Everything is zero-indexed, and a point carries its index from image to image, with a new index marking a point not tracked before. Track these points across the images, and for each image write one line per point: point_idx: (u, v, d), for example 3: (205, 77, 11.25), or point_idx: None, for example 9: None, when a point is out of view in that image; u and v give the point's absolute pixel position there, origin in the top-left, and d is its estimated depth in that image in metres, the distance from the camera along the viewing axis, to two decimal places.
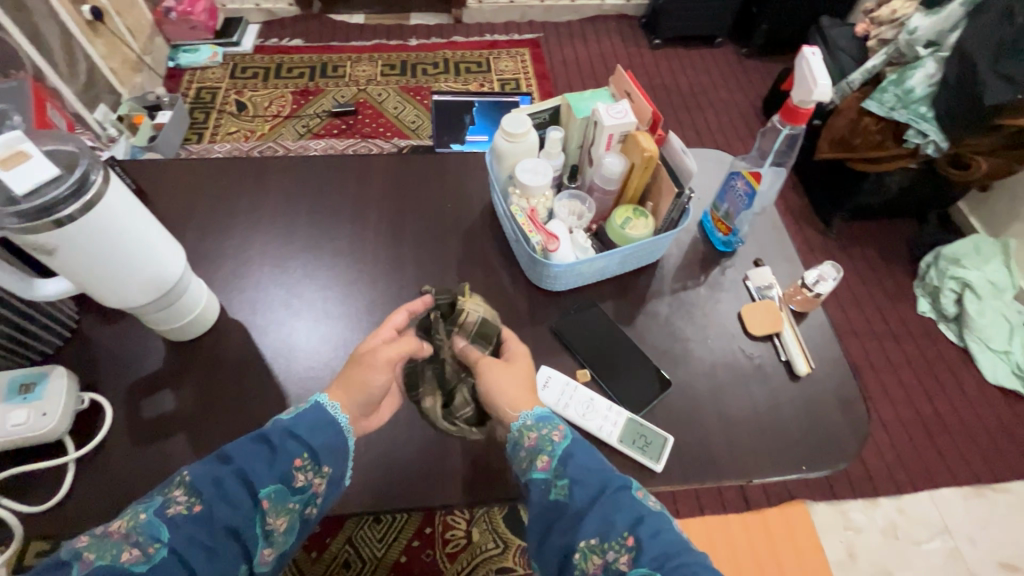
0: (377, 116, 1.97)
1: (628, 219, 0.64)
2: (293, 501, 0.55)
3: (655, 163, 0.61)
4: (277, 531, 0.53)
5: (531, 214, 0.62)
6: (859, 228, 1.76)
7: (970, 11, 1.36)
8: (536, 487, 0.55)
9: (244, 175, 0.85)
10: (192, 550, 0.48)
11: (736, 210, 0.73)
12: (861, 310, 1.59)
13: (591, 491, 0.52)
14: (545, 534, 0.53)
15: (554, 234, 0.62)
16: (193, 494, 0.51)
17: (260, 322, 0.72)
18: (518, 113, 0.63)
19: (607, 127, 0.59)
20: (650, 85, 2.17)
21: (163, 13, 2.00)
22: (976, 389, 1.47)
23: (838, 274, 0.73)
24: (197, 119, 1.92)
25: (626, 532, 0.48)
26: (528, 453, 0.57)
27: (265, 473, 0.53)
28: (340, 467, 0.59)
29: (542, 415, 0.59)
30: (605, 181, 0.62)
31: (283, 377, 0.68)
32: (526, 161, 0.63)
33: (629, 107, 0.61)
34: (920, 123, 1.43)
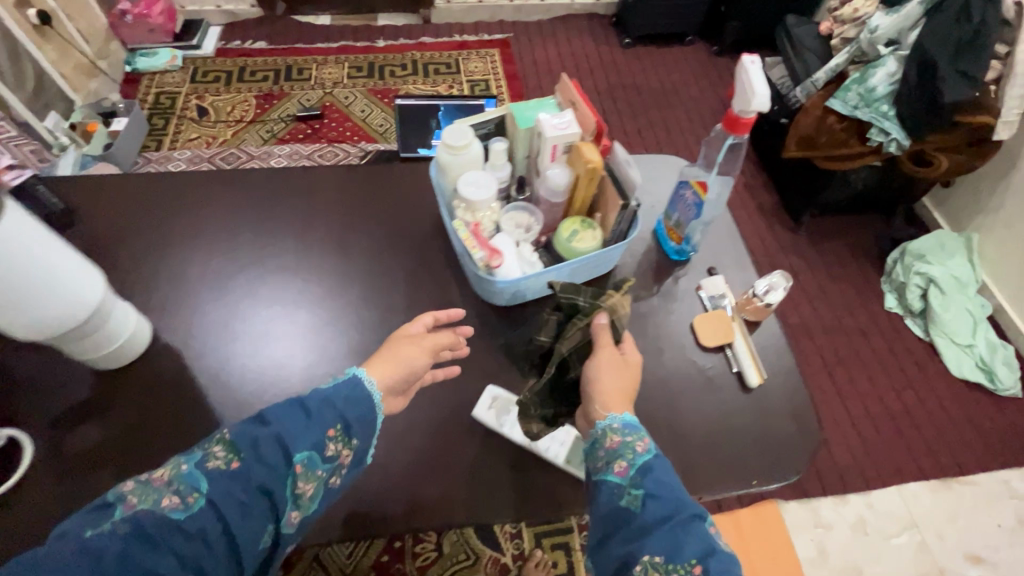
0: (344, 120, 1.93)
1: (575, 231, 0.62)
2: (322, 469, 0.53)
3: (600, 174, 0.59)
4: (305, 496, 0.52)
5: (474, 228, 0.60)
6: (827, 224, 1.77)
7: (928, 10, 1.38)
8: (607, 488, 0.56)
9: (182, 189, 0.81)
10: (230, 505, 0.47)
11: (686, 219, 0.70)
12: (830, 306, 1.60)
13: (665, 511, 0.52)
14: (605, 531, 0.54)
15: (498, 249, 0.60)
16: (232, 452, 0.49)
17: (196, 346, 0.69)
18: (460, 124, 0.61)
19: (550, 139, 0.58)
20: (621, 84, 2.16)
21: (119, 16, 1.94)
22: (942, 382, 1.48)
23: (787, 283, 0.73)
24: (156, 125, 1.86)
25: (693, 559, 0.48)
26: (606, 454, 0.58)
27: (302, 437, 0.52)
28: (370, 440, 0.58)
29: (630, 422, 0.59)
30: (550, 193, 0.61)
31: (219, 404, 0.65)
32: (470, 173, 0.61)
33: (573, 117, 0.59)
34: (881, 122, 1.45)
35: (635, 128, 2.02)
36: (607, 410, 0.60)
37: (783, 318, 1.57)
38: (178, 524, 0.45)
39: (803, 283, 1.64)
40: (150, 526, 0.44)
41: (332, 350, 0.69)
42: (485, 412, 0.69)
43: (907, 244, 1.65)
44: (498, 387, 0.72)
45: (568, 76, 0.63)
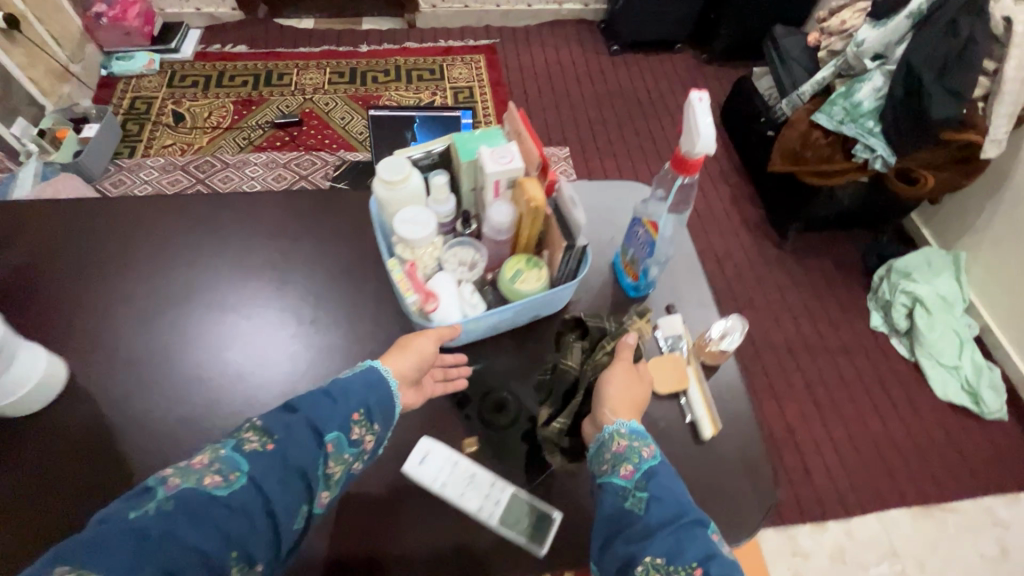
0: (323, 127, 1.89)
1: (519, 271, 0.66)
2: (349, 452, 0.55)
3: (543, 214, 0.61)
4: (333, 478, 0.54)
5: (409, 269, 0.63)
6: (814, 239, 1.74)
7: (916, 24, 1.33)
8: (612, 490, 0.56)
9: (123, 216, 0.78)
10: (268, 482, 0.48)
11: (640, 258, 0.64)
12: (815, 324, 1.57)
13: (669, 514, 0.51)
14: (609, 533, 0.53)
15: (433, 293, 0.64)
16: (266, 434, 0.51)
17: (119, 388, 0.65)
18: (397, 157, 0.62)
19: (489, 181, 0.60)
20: (608, 92, 2.12)
21: (94, 19, 1.90)
22: (927, 404, 1.45)
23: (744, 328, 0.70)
24: (130, 131, 1.82)
25: (694, 562, 0.47)
26: (612, 457, 0.58)
27: (330, 420, 0.54)
28: (388, 427, 0.60)
29: (638, 429, 0.59)
30: (494, 230, 0.63)
31: (133, 454, 0.61)
32: (407, 208, 0.62)
33: (515, 154, 0.60)
34: (867, 137, 1.42)
35: (621, 138, 1.99)
36: (616, 415, 0.61)
37: (766, 337, 1.54)
38: (224, 500, 0.46)
39: (787, 301, 1.61)
40: (197, 501, 0.45)
41: (261, 395, 0.66)
42: (417, 469, 0.66)
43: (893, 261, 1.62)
44: (435, 438, 0.69)
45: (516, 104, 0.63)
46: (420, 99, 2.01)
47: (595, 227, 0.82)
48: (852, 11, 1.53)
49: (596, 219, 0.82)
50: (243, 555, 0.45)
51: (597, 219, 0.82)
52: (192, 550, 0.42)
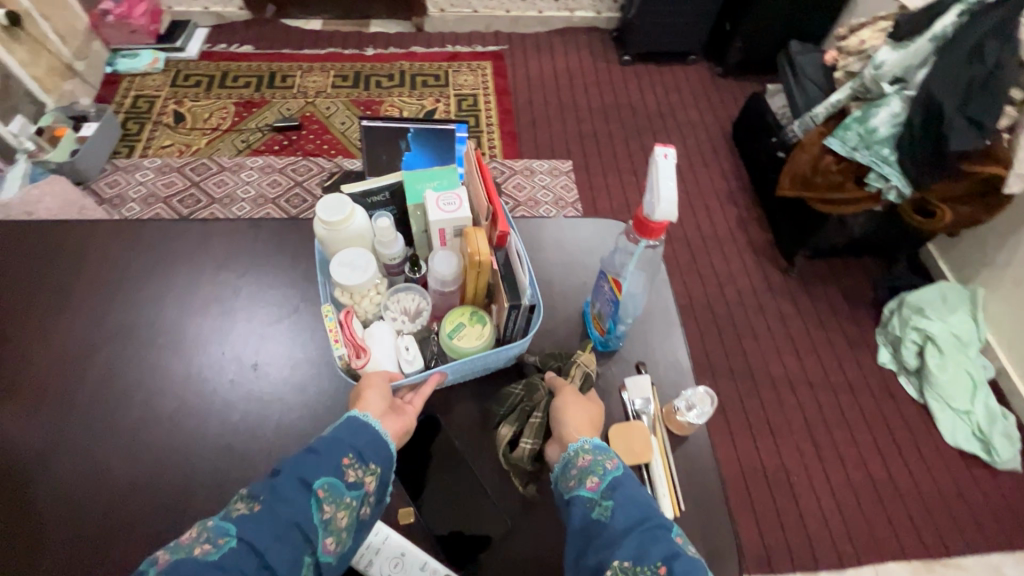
0: (322, 132, 1.86)
1: (461, 325, 0.65)
2: (347, 495, 0.50)
3: (488, 266, 0.61)
4: (336, 524, 0.49)
5: (343, 316, 0.63)
6: (822, 267, 1.66)
7: (939, 47, 1.26)
8: (578, 504, 0.51)
9: (85, 243, 0.78)
10: (261, 540, 0.44)
11: (605, 315, 0.58)
12: (818, 357, 1.50)
13: (633, 520, 0.47)
14: (580, 552, 0.48)
15: (363, 346, 0.63)
16: (253, 497, 0.47)
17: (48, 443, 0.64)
18: (341, 196, 0.63)
19: (436, 222, 0.61)
20: (616, 104, 2.06)
21: (100, 16, 1.90)
22: (933, 450, 1.38)
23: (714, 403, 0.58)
24: (130, 130, 1.81)
25: (659, 562, 0.43)
26: (577, 472, 0.52)
27: (317, 468, 0.50)
28: (389, 463, 0.55)
29: (600, 443, 0.54)
30: (437, 280, 0.63)
31: (49, 499, 0.60)
32: (348, 250, 0.64)
33: (461, 202, 0.62)
34: (881, 166, 1.34)
35: (627, 152, 1.92)
36: (579, 431, 0.55)
37: (765, 368, 1.47)
38: (216, 565, 0.42)
39: (790, 332, 1.54)
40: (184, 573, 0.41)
41: (190, 441, 0.64)
42: None
43: (906, 294, 1.53)
44: None
45: (474, 151, 0.65)
46: (423, 105, 1.97)
47: (569, 269, 0.75)
48: (873, 30, 1.45)
49: (572, 260, 0.76)
50: None
51: (572, 260, 0.76)
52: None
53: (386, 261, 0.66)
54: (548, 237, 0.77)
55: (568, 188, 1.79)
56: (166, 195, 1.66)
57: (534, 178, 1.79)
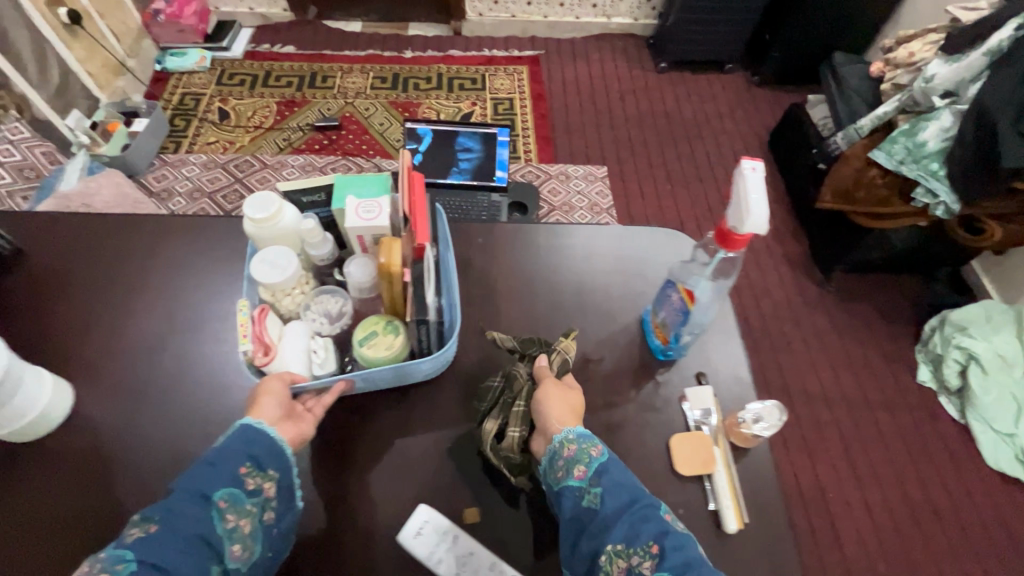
0: (361, 132, 1.90)
1: (373, 334, 0.63)
2: (248, 502, 0.52)
3: (400, 278, 0.59)
4: (241, 532, 0.50)
5: (257, 312, 0.61)
6: (860, 281, 1.64)
7: (993, 62, 1.23)
8: (568, 494, 0.51)
9: (145, 240, 0.81)
10: (162, 555, 0.45)
11: (671, 324, 0.57)
12: (855, 374, 1.48)
13: (625, 500, 0.49)
14: (574, 539, 0.50)
15: (269, 346, 0.60)
16: (147, 519, 0.47)
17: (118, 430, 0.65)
18: (271, 194, 0.64)
19: (354, 229, 0.61)
20: (652, 111, 2.06)
21: (152, 15, 1.96)
22: (973, 473, 1.35)
23: (783, 415, 0.56)
24: (177, 126, 1.87)
25: (650, 541, 0.46)
26: (563, 463, 0.53)
27: (211, 481, 0.50)
28: (288, 468, 0.56)
29: (583, 431, 0.54)
30: (356, 284, 0.66)
31: (123, 487, 0.62)
32: (273, 248, 0.64)
33: (382, 209, 0.62)
34: (930, 181, 1.32)
35: (662, 160, 1.92)
36: (562, 422, 0.55)
37: (800, 383, 1.46)
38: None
39: (826, 347, 1.52)
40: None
41: None
42: (411, 540, 0.57)
43: (948, 312, 1.50)
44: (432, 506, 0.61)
45: (407, 154, 0.64)
46: (459, 108, 1.99)
47: (627, 277, 0.70)
48: (923, 43, 1.42)
49: (630, 270, 0.70)
50: None
51: (632, 268, 0.71)
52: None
53: (315, 258, 0.69)
54: (607, 248, 0.73)
55: (603, 195, 1.78)
56: (211, 190, 1.70)
57: (570, 183, 1.79)
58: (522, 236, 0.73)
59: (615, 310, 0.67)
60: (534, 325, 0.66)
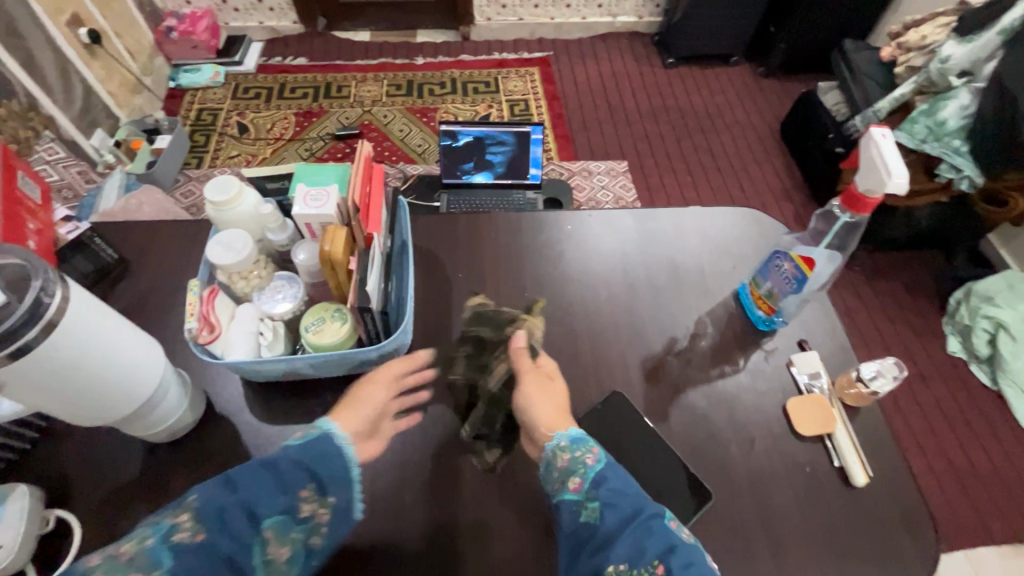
0: (382, 139, 1.91)
1: (321, 320, 0.54)
2: (296, 531, 0.45)
3: (344, 269, 0.50)
4: (278, 563, 0.44)
5: (206, 291, 0.52)
6: (884, 260, 1.68)
7: (1007, 40, 1.27)
8: (565, 509, 0.47)
9: None
10: None
11: (781, 293, 0.59)
12: (888, 349, 1.52)
13: (624, 515, 0.44)
14: (570, 559, 0.45)
15: (216, 324, 0.52)
16: (199, 520, 0.41)
17: (231, 412, 0.60)
18: (232, 176, 0.56)
19: (299, 216, 0.51)
20: (665, 106, 2.10)
21: (165, 33, 1.98)
22: (1011, 437, 1.39)
23: (901, 370, 0.58)
24: (197, 142, 1.87)
25: (655, 560, 0.41)
26: (559, 473, 0.48)
27: (268, 499, 0.44)
28: (350, 496, 0.49)
29: (578, 435, 0.50)
30: (305, 271, 0.55)
31: None
32: (230, 230, 0.55)
33: (333, 196, 0.52)
34: (953, 157, 1.37)
35: (678, 152, 1.96)
36: (552, 428, 0.51)
37: None
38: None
39: (858, 325, 1.56)
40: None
41: None
42: None
43: (972, 284, 1.55)
44: None
45: (367, 144, 0.56)
46: (476, 112, 2.01)
47: (718, 255, 0.71)
48: (934, 26, 1.47)
49: (719, 247, 0.72)
50: None
51: (720, 248, 0.72)
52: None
53: (276, 246, 0.57)
54: (690, 227, 0.73)
55: (626, 188, 1.81)
56: None
57: (593, 179, 1.80)
58: (607, 220, 0.74)
59: (711, 284, 0.68)
60: (638, 302, 0.67)
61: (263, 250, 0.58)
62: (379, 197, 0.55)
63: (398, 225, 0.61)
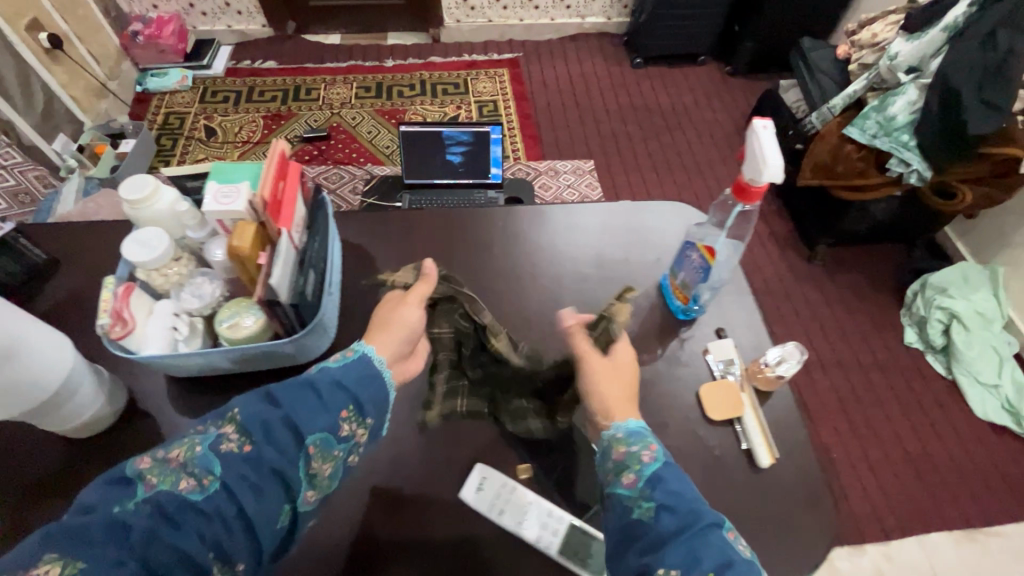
0: (350, 141, 1.92)
1: (236, 314, 0.55)
2: (338, 448, 0.49)
3: (253, 261, 0.51)
4: (321, 477, 0.48)
5: (121, 287, 0.53)
6: (844, 254, 1.71)
7: (953, 36, 1.31)
8: (617, 501, 0.49)
9: None
10: (242, 487, 0.43)
11: (692, 283, 0.61)
12: (847, 340, 1.55)
13: (680, 521, 0.44)
14: (619, 552, 0.46)
15: (131, 318, 0.52)
16: (245, 433, 0.45)
17: (155, 407, 0.61)
18: (147, 174, 0.56)
19: (209, 213, 0.52)
20: (632, 106, 2.12)
21: (131, 37, 1.97)
22: (965, 424, 1.42)
23: (802, 353, 0.61)
24: (164, 146, 1.87)
25: (710, 571, 0.41)
26: (614, 465, 0.51)
27: (311, 417, 0.47)
28: (383, 420, 0.53)
29: (636, 428, 0.52)
30: (220, 267, 0.57)
31: None
32: (146, 228, 0.55)
33: (243, 192, 0.52)
34: (902, 151, 1.39)
35: (645, 151, 1.98)
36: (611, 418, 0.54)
37: None
38: (196, 507, 0.41)
39: (817, 317, 1.59)
40: (166, 508, 0.40)
41: None
42: (472, 496, 0.61)
43: (928, 276, 1.58)
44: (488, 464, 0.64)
45: (282, 142, 0.57)
46: (445, 113, 2.02)
47: (643, 248, 0.73)
48: (885, 24, 1.51)
49: (645, 240, 0.73)
50: (224, 559, 0.41)
51: (642, 238, 0.73)
52: (171, 558, 0.38)
53: (197, 243, 0.58)
54: (618, 222, 0.75)
55: (592, 187, 1.83)
56: None
57: (559, 178, 1.83)
58: (537, 215, 0.76)
59: (635, 276, 0.70)
60: (563, 295, 0.68)
61: (184, 248, 0.59)
62: (293, 192, 0.56)
63: (320, 221, 0.62)
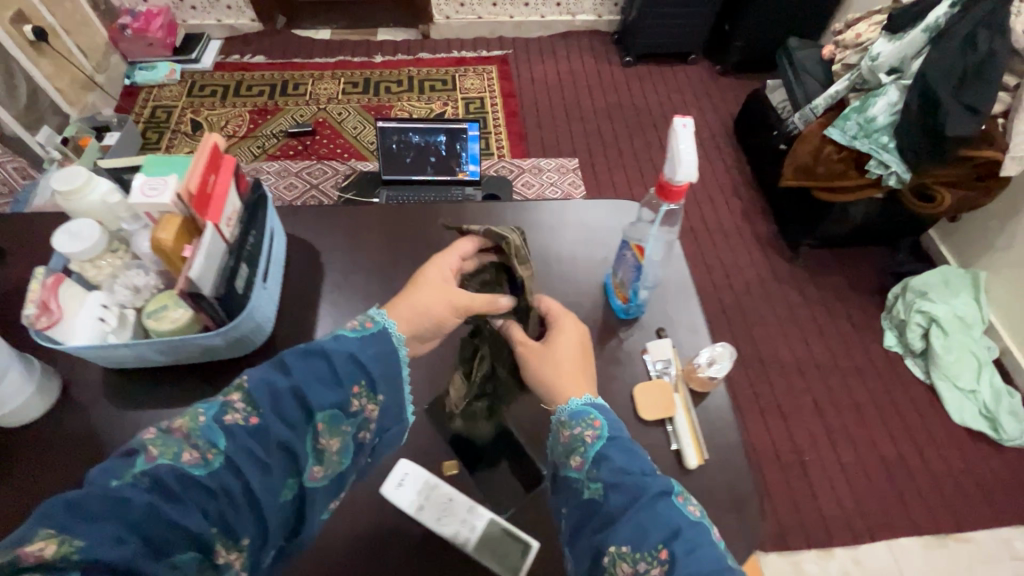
0: (335, 136, 1.92)
1: (163, 308, 0.56)
2: (346, 423, 0.48)
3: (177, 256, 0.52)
4: (330, 452, 0.48)
5: (50, 279, 0.53)
6: (826, 256, 1.70)
7: (932, 38, 1.30)
8: (570, 486, 0.49)
9: None
10: (248, 462, 0.42)
11: (629, 281, 0.62)
12: (825, 342, 1.54)
13: (627, 495, 0.44)
14: (575, 535, 0.47)
15: (58, 309, 0.52)
16: (252, 404, 0.44)
17: (92, 397, 0.61)
18: (78, 166, 0.57)
19: (135, 205, 0.52)
20: (620, 105, 2.11)
21: (119, 31, 1.98)
22: (942, 429, 1.41)
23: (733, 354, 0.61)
24: (149, 139, 1.88)
25: (659, 545, 0.41)
26: (563, 448, 0.51)
27: (322, 393, 0.46)
28: (396, 394, 0.53)
29: (577, 409, 0.52)
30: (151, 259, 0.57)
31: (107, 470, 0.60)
32: (78, 219, 0.56)
33: (170, 184, 0.53)
34: (881, 153, 1.38)
35: (630, 149, 1.97)
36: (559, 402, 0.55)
37: (774, 354, 1.51)
38: (199, 481, 0.40)
39: (797, 319, 1.58)
40: (168, 481, 0.39)
41: None
42: (393, 492, 0.61)
43: (909, 279, 1.57)
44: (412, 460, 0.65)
45: (215, 136, 0.57)
46: (431, 110, 2.02)
47: (590, 246, 0.72)
48: (869, 24, 1.50)
49: (592, 238, 0.73)
50: (228, 533, 0.40)
51: (591, 236, 0.73)
52: (172, 532, 0.37)
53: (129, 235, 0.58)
54: (568, 219, 0.75)
55: (575, 185, 1.83)
56: None
57: (542, 176, 1.83)
58: (488, 212, 0.76)
59: (580, 275, 0.70)
60: None
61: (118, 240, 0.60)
62: (226, 185, 0.57)
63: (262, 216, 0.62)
